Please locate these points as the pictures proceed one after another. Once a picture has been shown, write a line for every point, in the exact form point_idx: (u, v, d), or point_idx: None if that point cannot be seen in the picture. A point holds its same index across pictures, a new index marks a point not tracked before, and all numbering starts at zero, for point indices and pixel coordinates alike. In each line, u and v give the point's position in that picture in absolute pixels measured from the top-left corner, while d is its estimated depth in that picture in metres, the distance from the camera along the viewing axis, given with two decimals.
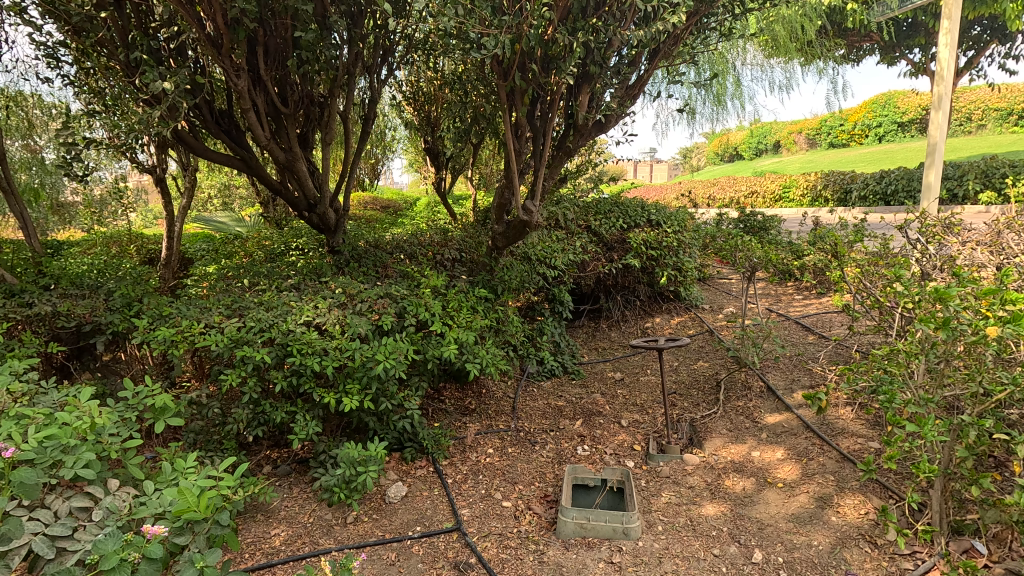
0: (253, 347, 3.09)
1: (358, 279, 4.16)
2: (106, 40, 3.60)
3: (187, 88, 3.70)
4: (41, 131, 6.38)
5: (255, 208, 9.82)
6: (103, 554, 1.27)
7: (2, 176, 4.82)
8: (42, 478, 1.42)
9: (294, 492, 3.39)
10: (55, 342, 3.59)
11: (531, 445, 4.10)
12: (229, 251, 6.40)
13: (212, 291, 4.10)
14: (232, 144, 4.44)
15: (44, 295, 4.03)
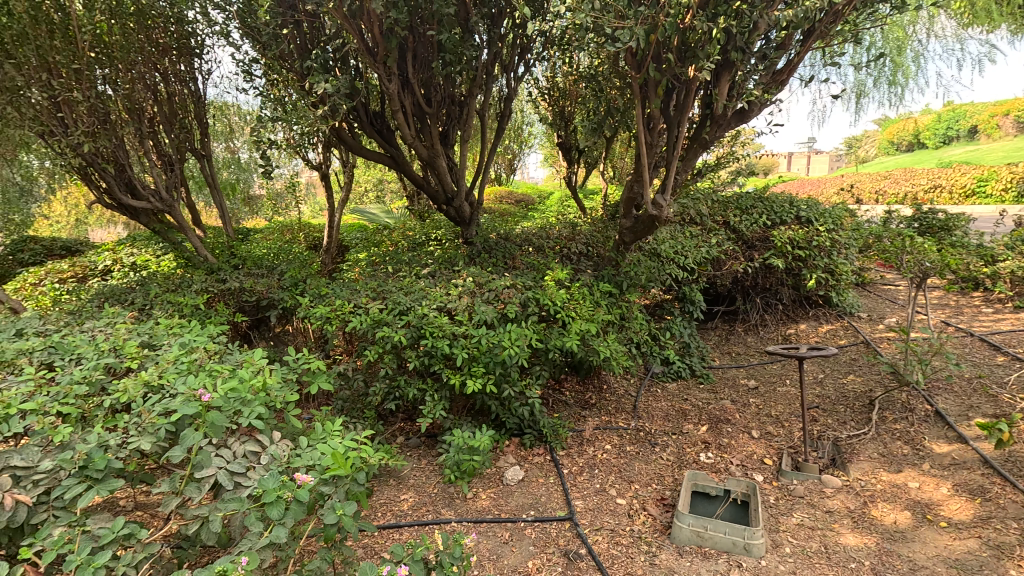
0: (391, 327, 3.41)
1: (488, 269, 4.37)
2: (286, 55, 4.17)
3: (346, 93, 4.15)
4: (238, 134, 7.56)
5: (403, 202, 10.69)
6: (265, 490, 1.48)
7: (209, 173, 5.81)
8: (225, 421, 1.71)
9: (421, 463, 3.68)
10: (241, 313, 4.28)
11: (650, 446, 4.01)
12: (378, 240, 7.06)
13: (362, 275, 4.58)
14: (383, 143, 4.90)
15: (234, 273, 4.81)
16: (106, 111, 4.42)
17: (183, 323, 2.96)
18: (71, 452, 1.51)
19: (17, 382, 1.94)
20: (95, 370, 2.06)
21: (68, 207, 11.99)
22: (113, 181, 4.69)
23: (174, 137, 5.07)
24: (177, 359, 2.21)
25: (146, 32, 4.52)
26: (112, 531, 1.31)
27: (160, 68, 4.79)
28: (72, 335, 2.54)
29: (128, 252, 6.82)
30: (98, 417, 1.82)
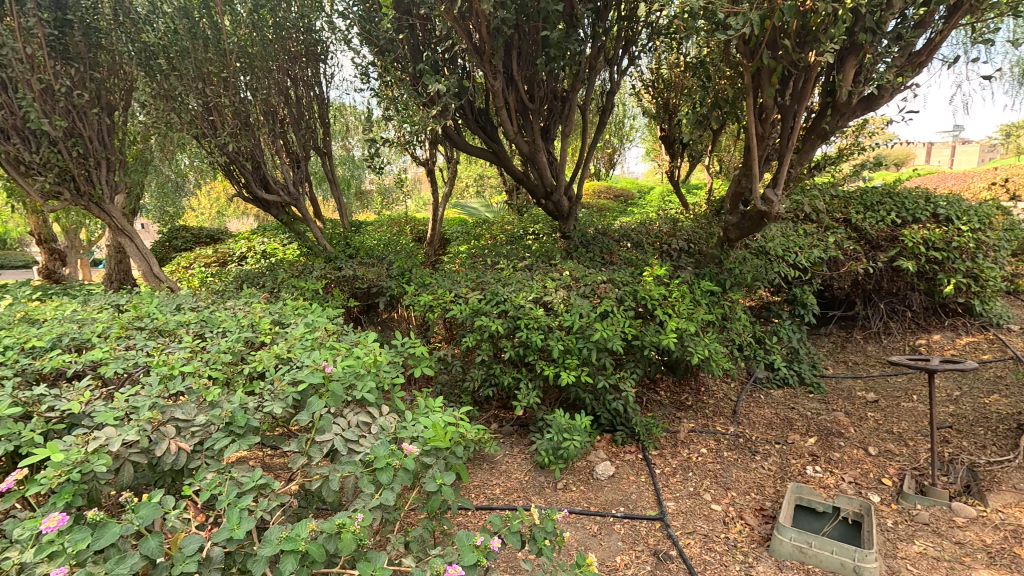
0: (489, 317, 3.53)
1: (585, 263, 4.39)
2: (401, 58, 4.44)
3: (454, 92, 4.34)
4: (354, 134, 8.15)
5: (502, 196, 10.94)
6: (376, 456, 1.61)
7: (329, 170, 6.33)
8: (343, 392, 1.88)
9: (514, 450, 3.79)
10: (353, 298, 4.63)
11: (750, 454, 3.82)
12: (478, 233, 7.30)
13: (463, 267, 4.78)
14: (486, 139, 5.07)
15: (348, 262, 5.22)
16: (247, 115, 4.96)
17: (306, 305, 3.28)
18: (220, 411, 1.74)
19: (178, 349, 2.27)
20: (237, 342, 2.35)
21: (211, 200, 13.58)
22: (251, 177, 5.26)
23: (301, 137, 5.58)
24: (303, 336, 2.47)
25: (282, 43, 5.01)
26: (251, 480, 1.49)
27: (293, 75, 5.29)
28: (219, 311, 2.91)
29: (260, 240, 7.62)
30: (239, 383, 2.08)
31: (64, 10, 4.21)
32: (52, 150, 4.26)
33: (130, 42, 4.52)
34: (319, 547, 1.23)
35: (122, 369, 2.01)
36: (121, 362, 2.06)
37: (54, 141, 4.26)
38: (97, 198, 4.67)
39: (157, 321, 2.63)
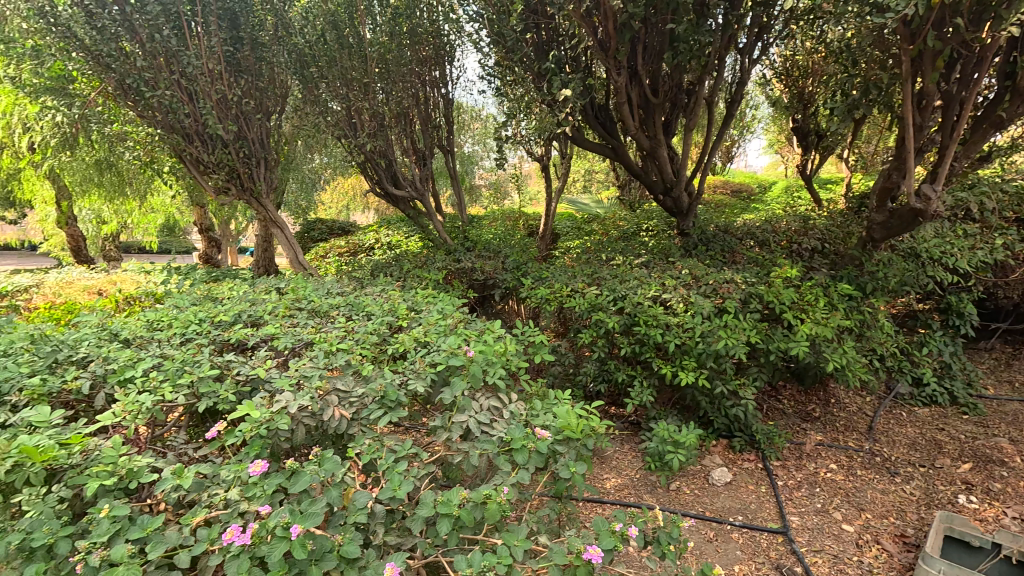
0: (606, 313, 3.54)
1: (705, 262, 4.24)
2: (525, 58, 4.55)
3: (577, 89, 4.37)
4: (471, 131, 8.47)
5: (613, 192, 10.82)
6: (513, 438, 1.71)
7: (451, 167, 6.65)
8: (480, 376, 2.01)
9: (625, 447, 3.77)
10: (472, 289, 4.85)
11: (888, 475, 3.49)
12: (590, 229, 7.29)
13: (577, 262, 4.82)
14: (606, 135, 5.05)
15: (467, 254, 5.47)
16: (382, 117, 5.39)
17: (434, 295, 3.49)
18: (375, 385, 1.93)
19: (333, 329, 2.55)
20: (381, 324, 2.58)
21: (340, 195, 14.80)
22: (383, 174, 5.70)
23: (427, 136, 5.91)
24: (437, 322, 2.65)
25: (414, 47, 5.38)
26: (403, 448, 1.65)
27: (423, 78, 5.67)
28: (361, 296, 3.20)
29: (385, 233, 8.21)
30: (385, 361, 2.29)
31: (237, 28, 4.77)
32: (224, 150, 4.85)
33: (288, 55, 5.07)
34: (469, 514, 1.35)
35: (291, 342, 2.30)
36: (289, 336, 2.35)
37: (225, 142, 4.82)
38: (255, 192, 5.23)
39: (312, 303, 2.96)
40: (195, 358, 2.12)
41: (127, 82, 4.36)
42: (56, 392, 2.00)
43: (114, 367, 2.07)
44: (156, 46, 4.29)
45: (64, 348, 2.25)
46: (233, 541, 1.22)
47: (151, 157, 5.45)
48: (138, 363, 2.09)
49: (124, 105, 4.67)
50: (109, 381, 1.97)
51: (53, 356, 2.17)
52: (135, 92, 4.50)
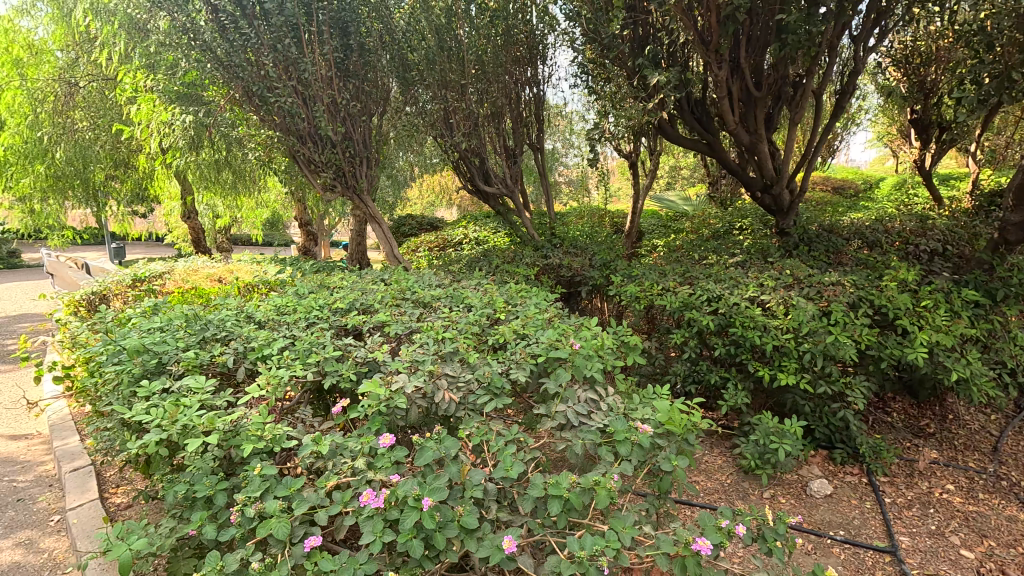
0: (699, 312, 3.47)
1: (808, 263, 4.04)
2: (621, 54, 4.55)
3: (673, 84, 4.30)
4: (558, 129, 8.53)
5: (701, 188, 10.49)
6: (615, 430, 1.76)
7: (540, 165, 6.74)
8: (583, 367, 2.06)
9: (714, 450, 3.68)
10: (559, 285, 4.91)
11: (1018, 501, 3.17)
12: (678, 227, 7.13)
13: (667, 260, 4.74)
14: (701, 131, 4.94)
15: (555, 251, 5.54)
16: (476, 117, 5.60)
17: (527, 289, 3.59)
18: (482, 372, 2.05)
19: (437, 319, 2.70)
20: (480, 316, 2.71)
21: (427, 192, 15.37)
22: (475, 171, 5.97)
23: (518, 134, 6.04)
24: (534, 316, 2.74)
25: (508, 48, 5.54)
26: (511, 433, 1.75)
27: (516, 79, 5.82)
28: (459, 289, 3.36)
29: (473, 229, 8.47)
30: (486, 350, 2.40)
31: (347, 36, 5.09)
32: (333, 151, 5.22)
33: (392, 59, 5.38)
34: (578, 498, 1.43)
35: (401, 329, 2.48)
36: (400, 324, 2.53)
37: (333, 143, 5.20)
38: (357, 189, 5.55)
39: (416, 294, 3.15)
40: (319, 340, 2.35)
41: (252, 90, 4.81)
42: (206, 364, 2.30)
43: (253, 345, 2.33)
44: (278, 56, 4.72)
45: (210, 327, 2.56)
46: (369, 503, 1.39)
47: (269, 157, 5.97)
48: (272, 342, 2.35)
49: (249, 111, 5.15)
50: (250, 357, 2.22)
51: (203, 334, 2.48)
52: (259, 99, 4.96)
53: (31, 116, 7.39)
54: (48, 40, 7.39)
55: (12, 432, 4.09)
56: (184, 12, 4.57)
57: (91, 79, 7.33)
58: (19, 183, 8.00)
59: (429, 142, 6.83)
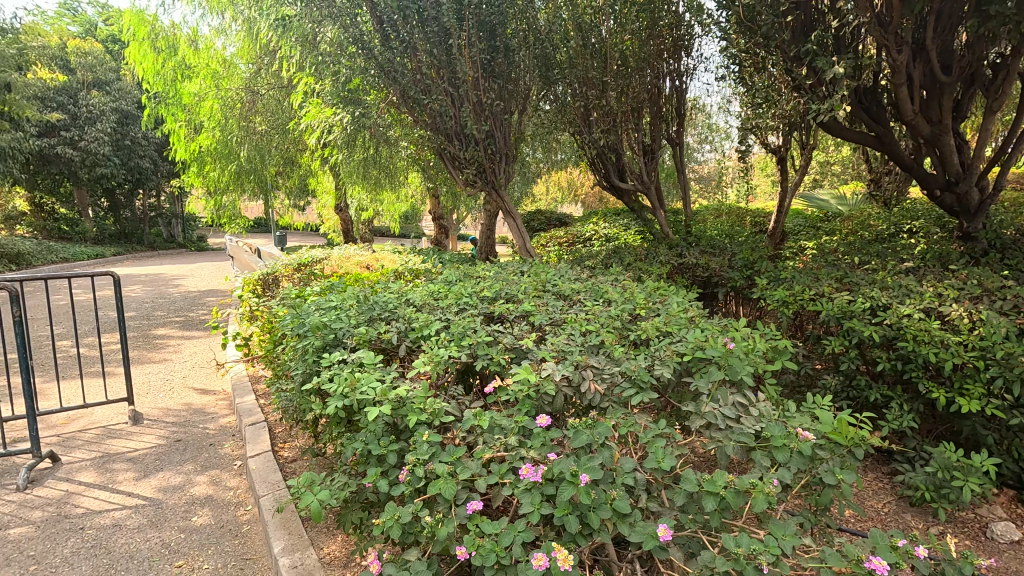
0: (860, 322, 3.16)
1: (1000, 272, 3.52)
2: (781, 42, 4.34)
3: (842, 70, 3.98)
4: (696, 125, 8.20)
5: (858, 186, 9.46)
6: (772, 435, 1.70)
7: (677, 161, 6.52)
8: (740, 367, 2.01)
9: (869, 475, 3.32)
10: (694, 285, 4.76)
11: None
12: (831, 228, 6.50)
13: (821, 263, 4.36)
14: (871, 122, 4.58)
15: (690, 249, 5.36)
16: (615, 115, 5.61)
17: (664, 287, 3.54)
18: (629, 365, 2.05)
19: (578, 312, 2.79)
20: (621, 310, 2.74)
21: (553, 188, 15.55)
22: (611, 168, 5.98)
23: (656, 130, 5.93)
24: (677, 314, 2.70)
25: (653, 43, 5.48)
26: (659, 427, 1.76)
27: (657, 72, 5.72)
28: (597, 283, 3.42)
29: (603, 227, 8.46)
30: (628, 345, 2.42)
31: (494, 37, 5.34)
32: (476, 148, 5.49)
33: (536, 58, 5.52)
34: (733, 497, 1.48)
35: (546, 320, 2.59)
36: (544, 315, 2.64)
37: (476, 141, 5.47)
38: (495, 185, 5.77)
39: (556, 287, 3.27)
40: (472, 325, 2.52)
41: (408, 93, 5.25)
42: (374, 339, 2.58)
43: (415, 326, 2.57)
44: (433, 59, 5.10)
45: (376, 307, 2.88)
46: (528, 477, 1.55)
47: (418, 155, 6.47)
48: (430, 325, 2.58)
49: (404, 112, 5.62)
50: (412, 336, 2.47)
51: (370, 313, 2.79)
52: (413, 101, 5.38)
53: (223, 121, 8.60)
54: (236, 55, 8.56)
55: (206, 387, 4.87)
56: (355, 26, 5.11)
57: (270, 87, 8.45)
58: (212, 179, 9.43)
59: (564, 139, 6.93)
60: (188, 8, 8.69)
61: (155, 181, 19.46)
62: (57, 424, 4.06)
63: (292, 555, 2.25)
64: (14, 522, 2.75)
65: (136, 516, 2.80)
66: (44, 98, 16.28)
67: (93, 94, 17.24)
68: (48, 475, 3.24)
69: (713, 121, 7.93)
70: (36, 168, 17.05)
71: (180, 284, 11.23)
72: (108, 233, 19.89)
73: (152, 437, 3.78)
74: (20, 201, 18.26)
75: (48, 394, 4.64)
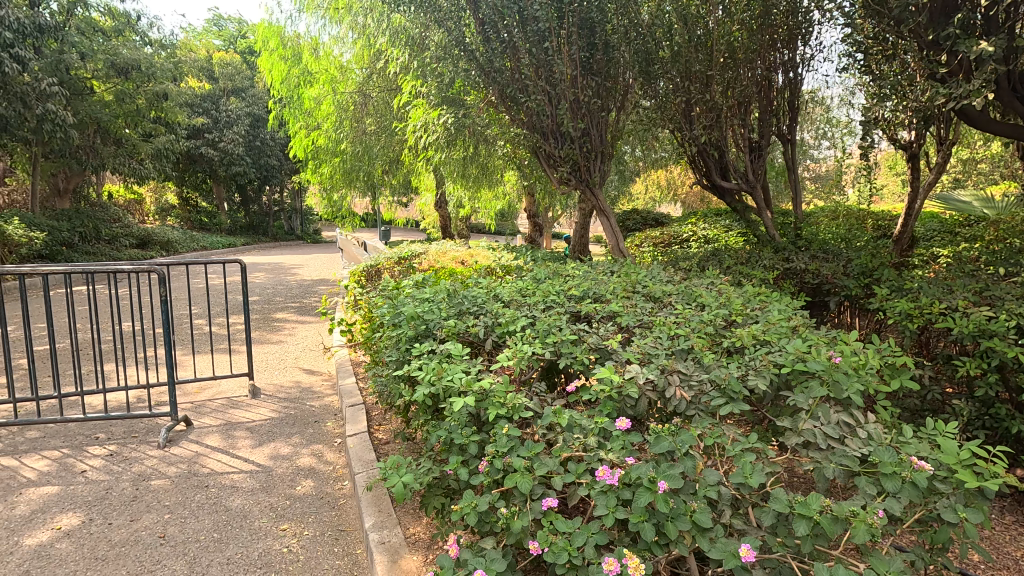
0: (1002, 342, 2.76)
1: None
2: (916, 27, 3.92)
3: (993, 53, 3.50)
4: (813, 120, 7.60)
5: (1010, 187, 8.25)
6: (881, 461, 1.55)
7: (789, 159, 6.08)
8: (848, 384, 1.82)
9: (1007, 518, 2.90)
10: (802, 292, 4.42)
11: None
12: (974, 235, 5.73)
13: (955, 273, 3.86)
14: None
15: (800, 253, 4.99)
16: (719, 109, 5.31)
17: (765, 292, 3.32)
18: (718, 374, 1.95)
19: (668, 315, 2.69)
20: (715, 316, 2.61)
21: (651, 188, 15.12)
22: (713, 166, 5.70)
23: (765, 126, 5.59)
24: (778, 322, 2.52)
25: (764, 32, 5.16)
26: (749, 441, 1.67)
27: (768, 63, 5.36)
28: (691, 286, 3.29)
29: (702, 228, 8.11)
30: (720, 352, 2.30)
31: (594, 35, 5.34)
32: (571, 146, 5.47)
33: (634, 54, 5.31)
34: (829, 523, 1.38)
35: (633, 322, 2.54)
36: (632, 317, 2.59)
37: (572, 139, 5.46)
38: (589, 183, 5.72)
39: (647, 288, 3.19)
40: (557, 323, 2.53)
41: (506, 92, 5.37)
42: (462, 332, 2.67)
43: (501, 321, 2.63)
44: (532, 59, 5.15)
45: (465, 302, 2.97)
46: (604, 479, 1.54)
47: (515, 154, 6.59)
48: (516, 321, 2.63)
49: (502, 111, 5.73)
50: (498, 331, 2.53)
51: (460, 307, 2.89)
52: (511, 99, 5.48)
53: (338, 122, 9.29)
54: (351, 60, 9.13)
55: (313, 368, 5.29)
56: (459, 28, 5.28)
57: (380, 89, 8.94)
58: (327, 176, 10.21)
59: (664, 137, 6.72)
60: (312, 19, 9.44)
61: (279, 178, 21.39)
62: (191, 392, 4.61)
63: (381, 532, 2.39)
64: (154, 474, 3.16)
65: (250, 480, 3.12)
66: (193, 105, 18.49)
67: (232, 100, 19.31)
68: (182, 436, 3.69)
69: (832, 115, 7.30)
70: (185, 166, 19.42)
71: (296, 273, 12.29)
72: (239, 225, 22.22)
73: (267, 410, 4.18)
74: (172, 195, 20.91)
75: (186, 365, 5.28)
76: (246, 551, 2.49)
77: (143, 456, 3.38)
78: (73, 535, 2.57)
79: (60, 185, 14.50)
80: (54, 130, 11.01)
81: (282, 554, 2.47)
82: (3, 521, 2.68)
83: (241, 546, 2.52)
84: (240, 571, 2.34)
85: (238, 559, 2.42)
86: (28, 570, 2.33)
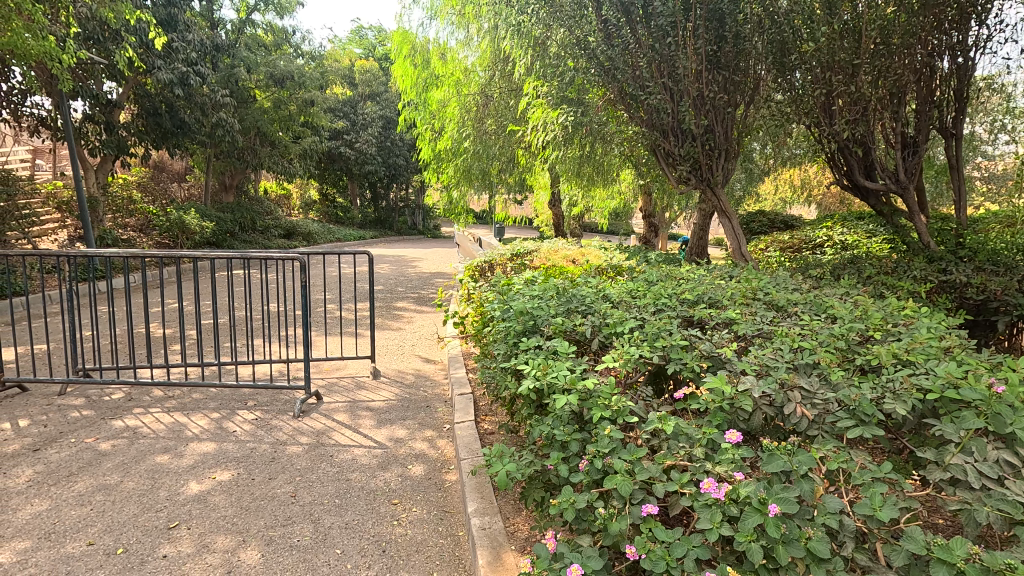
0: None
1: None
2: None
3: None
4: (988, 113, 6.61)
5: None
6: None
7: (955, 154, 5.32)
8: (1012, 420, 1.55)
9: None
10: (961, 309, 3.88)
11: None
12: None
13: None
14: None
15: (960, 263, 4.39)
16: (867, 102, 4.77)
17: (913, 307, 2.96)
18: (848, 393, 1.77)
19: (793, 326, 2.50)
20: (848, 329, 2.38)
21: (781, 188, 14.03)
22: (856, 164, 5.24)
23: (922, 120, 4.98)
24: (926, 341, 2.23)
25: (929, 12, 4.54)
26: (881, 470, 1.50)
27: (929, 47, 4.79)
28: (821, 296, 3.02)
29: (840, 233, 7.37)
30: (852, 370, 2.09)
31: (723, 26, 5.07)
32: (693, 144, 5.26)
33: (769, 42, 4.92)
34: (976, 573, 1.21)
35: (752, 331, 2.40)
36: (751, 325, 2.44)
37: (694, 136, 5.24)
38: (711, 181, 5.45)
39: (769, 296, 2.98)
40: (667, 327, 2.46)
41: (626, 90, 5.26)
42: (569, 330, 2.68)
43: (609, 322, 2.61)
44: (655, 55, 5.02)
45: (574, 301, 2.98)
46: (710, 492, 1.49)
47: (631, 152, 6.48)
48: (624, 322, 2.59)
49: (620, 109, 5.66)
50: (605, 330, 2.52)
51: (568, 306, 2.90)
52: (631, 97, 5.39)
53: (459, 123, 9.76)
54: (475, 62, 9.45)
55: (428, 356, 5.63)
56: (580, 26, 5.25)
57: (501, 90, 9.20)
58: (447, 174, 10.74)
59: (799, 132, 6.19)
60: (442, 26, 9.98)
61: (405, 176, 22.87)
62: (324, 370, 5.12)
63: (483, 518, 2.50)
64: (290, 441, 3.56)
65: (369, 455, 3.40)
66: (335, 109, 20.35)
67: (368, 104, 21.00)
68: (313, 409, 4.12)
69: (1014, 105, 6.28)
70: (326, 165, 21.45)
71: (417, 266, 13.03)
72: (370, 220, 24.14)
73: (386, 393, 4.52)
74: (314, 192, 23.25)
75: (319, 345, 5.87)
76: (362, 518, 2.73)
77: (282, 423, 3.83)
78: (225, 486, 2.99)
79: (227, 181, 16.77)
80: (225, 134, 12.71)
81: (392, 527, 2.67)
82: (174, 467, 3.18)
83: (358, 514, 2.76)
84: (357, 536, 2.58)
85: (355, 525, 2.66)
86: (191, 510, 2.75)
